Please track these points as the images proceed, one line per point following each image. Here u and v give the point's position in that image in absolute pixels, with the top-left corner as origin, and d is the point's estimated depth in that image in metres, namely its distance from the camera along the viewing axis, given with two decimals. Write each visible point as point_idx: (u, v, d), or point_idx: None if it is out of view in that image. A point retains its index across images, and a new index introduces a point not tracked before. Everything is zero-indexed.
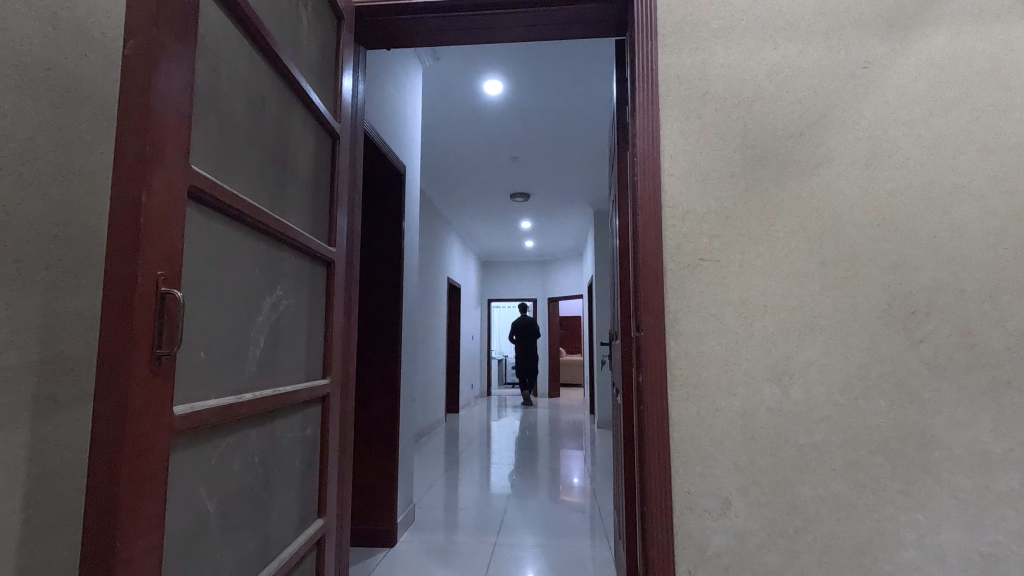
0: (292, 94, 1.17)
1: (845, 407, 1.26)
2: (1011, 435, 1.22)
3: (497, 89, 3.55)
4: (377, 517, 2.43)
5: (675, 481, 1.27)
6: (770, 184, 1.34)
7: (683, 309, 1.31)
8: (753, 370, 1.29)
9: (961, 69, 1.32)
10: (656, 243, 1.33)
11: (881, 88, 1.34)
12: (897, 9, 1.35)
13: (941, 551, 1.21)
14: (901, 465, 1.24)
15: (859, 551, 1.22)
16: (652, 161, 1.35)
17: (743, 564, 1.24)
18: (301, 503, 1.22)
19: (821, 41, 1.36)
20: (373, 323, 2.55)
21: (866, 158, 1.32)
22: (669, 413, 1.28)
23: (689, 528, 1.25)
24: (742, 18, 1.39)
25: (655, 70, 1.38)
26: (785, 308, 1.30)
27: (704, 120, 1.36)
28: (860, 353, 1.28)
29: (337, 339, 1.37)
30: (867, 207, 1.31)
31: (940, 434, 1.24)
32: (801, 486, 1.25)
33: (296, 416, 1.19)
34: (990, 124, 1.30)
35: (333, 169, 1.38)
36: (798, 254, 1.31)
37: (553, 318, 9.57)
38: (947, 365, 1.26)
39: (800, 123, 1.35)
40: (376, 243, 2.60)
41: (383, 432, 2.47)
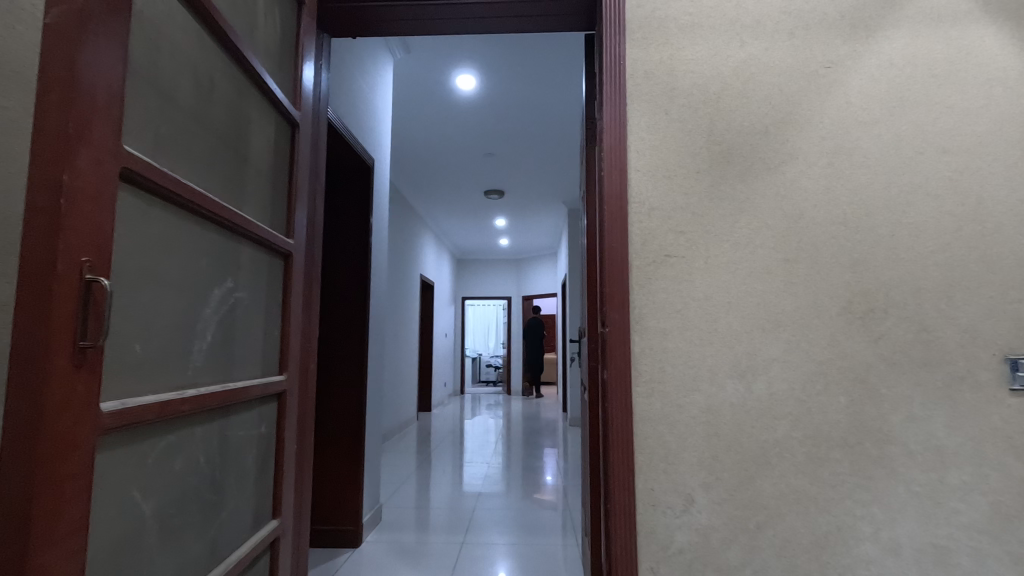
0: (247, 78, 1.12)
1: (806, 403, 1.28)
2: (963, 430, 1.25)
3: (470, 85, 3.51)
4: (342, 517, 2.38)
5: (638, 478, 1.26)
6: (735, 181, 1.34)
7: (648, 306, 1.31)
8: (717, 367, 1.29)
9: (920, 71, 1.35)
10: (622, 238, 1.32)
11: (843, 87, 1.35)
12: (860, 10, 1.37)
13: (897, 544, 1.23)
14: (859, 460, 1.25)
15: (818, 546, 1.23)
16: (619, 156, 1.34)
17: (705, 561, 1.24)
18: (254, 504, 1.17)
19: (786, 40, 1.37)
20: (339, 320, 2.49)
21: (828, 157, 1.34)
22: (633, 410, 1.28)
23: (652, 525, 1.25)
24: (709, 15, 1.39)
25: (623, 64, 1.37)
26: (749, 305, 1.30)
27: (671, 116, 1.36)
28: (821, 349, 1.29)
29: (295, 335, 1.32)
30: (829, 206, 1.32)
31: (896, 430, 1.26)
32: (762, 482, 1.26)
33: (249, 414, 1.14)
34: (946, 126, 1.33)
35: (292, 158, 1.33)
36: (762, 251, 1.32)
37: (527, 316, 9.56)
38: (904, 361, 1.28)
39: (765, 120, 1.35)
40: (342, 237, 2.54)
41: (349, 430, 2.42)
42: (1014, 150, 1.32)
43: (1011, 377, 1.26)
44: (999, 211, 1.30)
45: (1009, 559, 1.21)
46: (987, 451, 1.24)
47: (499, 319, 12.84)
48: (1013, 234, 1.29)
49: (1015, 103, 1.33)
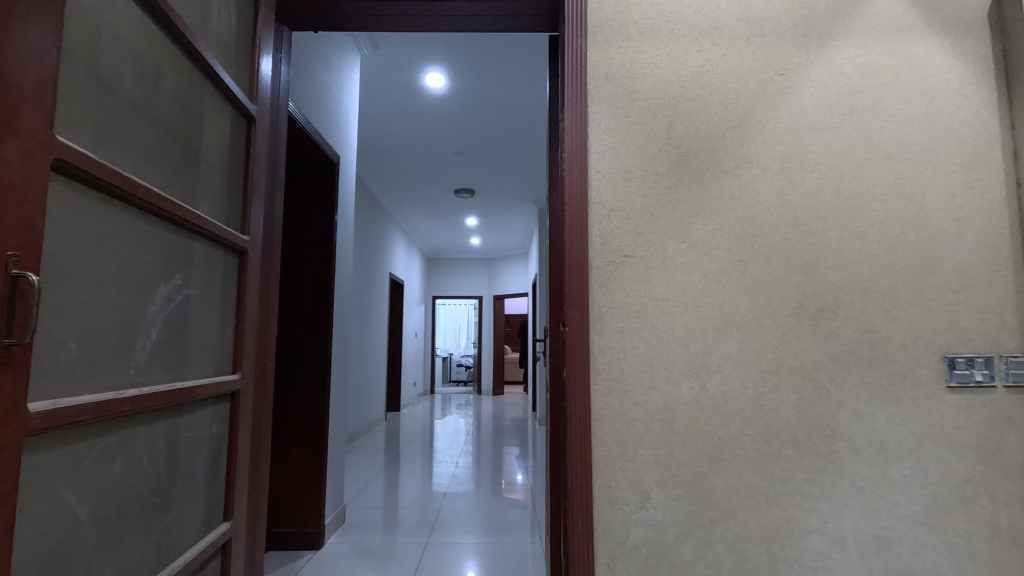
0: (198, 70, 1.09)
1: (758, 400, 1.31)
2: (905, 426, 1.31)
3: (439, 83, 3.50)
4: (304, 519, 2.34)
5: (596, 475, 1.27)
6: (692, 184, 1.37)
7: (607, 305, 1.32)
8: (673, 365, 1.31)
9: (868, 80, 1.40)
10: (582, 238, 1.33)
11: (796, 94, 1.39)
12: (813, 19, 1.42)
13: (842, 537, 1.27)
14: (807, 456, 1.30)
15: (768, 539, 1.27)
16: (580, 157, 1.35)
17: (660, 556, 1.26)
18: (204, 507, 1.14)
19: (743, 47, 1.41)
20: (301, 318, 2.44)
21: (781, 161, 1.38)
22: (592, 408, 1.29)
23: (609, 521, 1.26)
24: (668, 20, 1.41)
25: (584, 66, 1.38)
26: (704, 305, 1.33)
27: (631, 118, 1.38)
28: (773, 349, 1.33)
29: (251, 334, 1.29)
30: (781, 209, 1.36)
31: (843, 426, 1.30)
32: (715, 478, 1.28)
33: (199, 415, 1.11)
34: (892, 134, 1.38)
35: (248, 153, 1.29)
36: (717, 252, 1.35)
37: (498, 316, 9.56)
38: (850, 360, 1.33)
39: (722, 125, 1.39)
40: (306, 235, 2.50)
41: (311, 431, 2.38)
42: (953, 159, 1.38)
43: (949, 375, 1.32)
44: (939, 216, 1.36)
45: (945, 548, 1.27)
46: (926, 446, 1.30)
47: (470, 319, 12.80)
48: (952, 239, 1.36)
49: (954, 113, 1.39)
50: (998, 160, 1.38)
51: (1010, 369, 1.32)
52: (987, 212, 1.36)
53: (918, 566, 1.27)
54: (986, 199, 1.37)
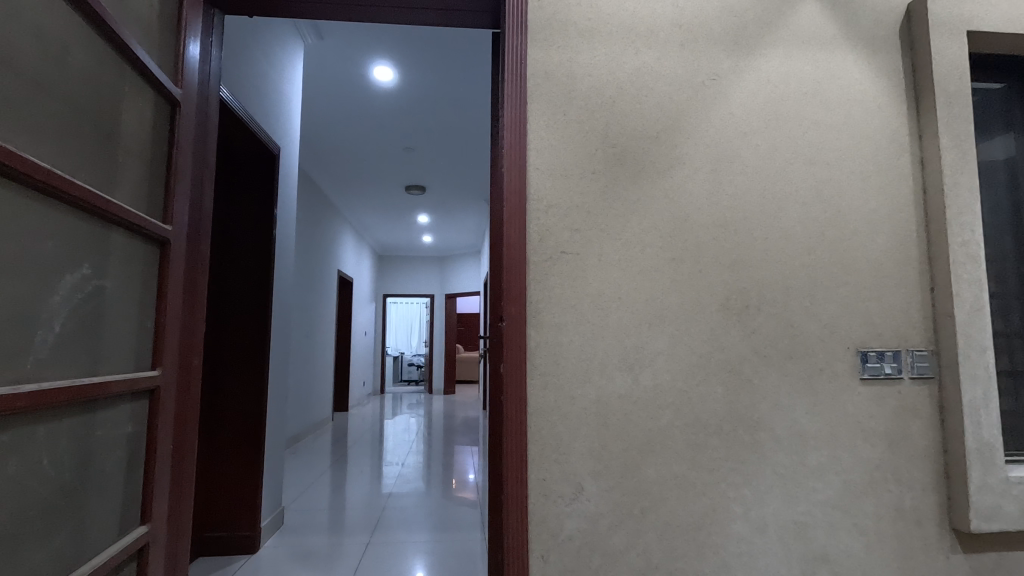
0: (112, 47, 1.03)
1: (687, 393, 1.36)
2: (821, 416, 1.38)
3: (387, 76, 3.44)
4: (238, 522, 2.27)
5: (530, 469, 1.29)
6: (628, 183, 1.40)
7: (544, 301, 1.34)
8: (607, 360, 1.34)
9: (792, 88, 1.47)
10: (520, 233, 1.34)
11: (726, 99, 1.45)
12: (742, 28, 1.48)
13: (763, 523, 1.33)
14: (733, 446, 1.35)
15: (695, 527, 1.32)
16: (518, 153, 1.36)
17: (593, 546, 1.29)
18: (116, 509, 1.08)
19: (677, 51, 1.45)
20: (237, 314, 2.36)
21: (712, 163, 1.43)
22: (528, 402, 1.30)
23: (543, 514, 1.28)
24: (607, 21, 1.44)
25: (524, 64, 1.39)
26: (637, 301, 1.37)
27: (569, 117, 1.40)
28: (701, 343, 1.38)
29: (174, 328, 1.22)
30: (710, 208, 1.41)
31: (766, 417, 1.37)
32: (647, 468, 1.32)
33: (111, 412, 1.05)
34: (813, 140, 1.46)
35: (171, 138, 1.23)
36: (651, 250, 1.39)
37: (450, 315, 9.51)
38: (773, 354, 1.39)
39: (656, 126, 1.43)
40: (243, 228, 2.41)
41: (247, 430, 2.30)
42: (868, 165, 1.47)
43: (862, 368, 1.41)
44: (855, 219, 1.45)
45: (856, 530, 1.36)
46: (840, 434, 1.38)
47: (422, 318, 12.66)
48: (866, 240, 1.45)
49: (869, 122, 1.48)
50: (907, 167, 1.48)
51: (916, 362, 1.42)
52: (897, 215, 1.46)
53: (832, 548, 1.34)
54: (896, 203, 1.47)
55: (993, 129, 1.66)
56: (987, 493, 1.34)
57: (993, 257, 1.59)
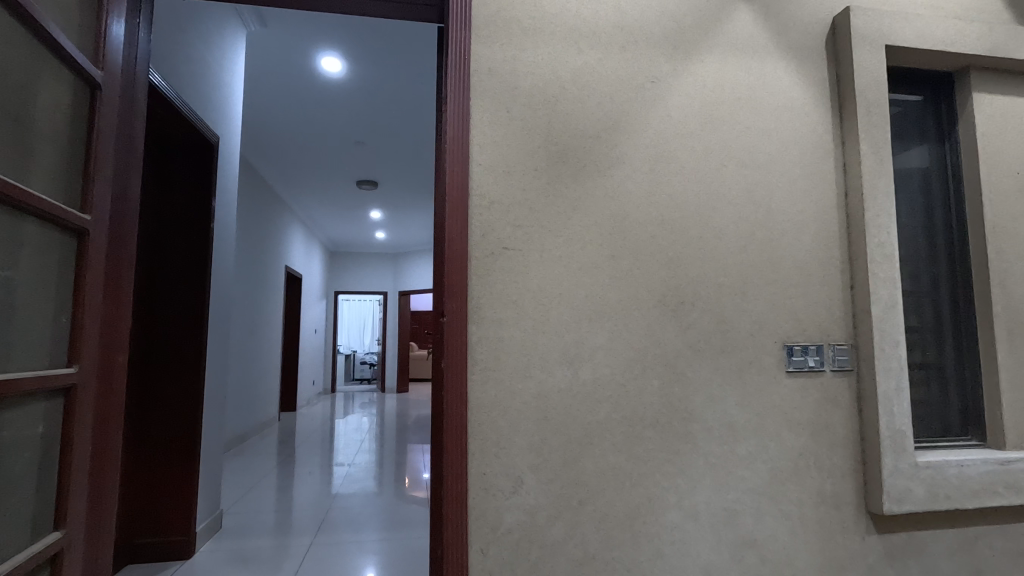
0: (21, 24, 0.97)
1: (624, 386, 1.39)
2: (751, 408, 1.45)
3: (336, 68, 3.37)
4: (171, 527, 2.18)
5: (470, 463, 1.29)
6: (569, 181, 1.42)
7: (485, 296, 1.35)
8: (548, 355, 1.36)
9: (727, 93, 1.53)
10: (462, 228, 1.34)
11: (665, 101, 1.49)
12: (681, 33, 1.52)
13: (695, 510, 1.39)
14: (667, 438, 1.40)
15: (631, 517, 1.35)
16: (461, 148, 1.36)
17: (532, 539, 1.30)
18: (22, 515, 1.01)
19: (618, 53, 1.48)
20: (172, 311, 2.26)
21: (650, 164, 1.47)
22: (469, 398, 1.31)
23: (483, 508, 1.29)
24: (550, 20, 1.46)
25: (467, 60, 1.39)
26: (578, 296, 1.39)
27: (512, 114, 1.41)
28: (639, 338, 1.42)
29: (93, 322, 1.15)
30: (648, 207, 1.45)
31: (698, 409, 1.42)
32: (585, 461, 1.35)
33: (16, 411, 0.99)
34: (745, 143, 1.53)
35: (91, 121, 1.16)
36: (591, 246, 1.41)
37: (404, 312, 9.40)
38: (706, 348, 1.45)
39: (597, 126, 1.45)
40: (179, 220, 2.31)
41: (181, 430, 2.21)
42: (796, 169, 1.55)
43: (788, 361, 1.48)
44: (783, 219, 1.52)
45: (781, 515, 1.43)
46: (768, 424, 1.45)
47: (375, 316, 12.44)
48: (793, 240, 1.52)
49: (797, 128, 1.56)
50: (831, 171, 1.57)
51: (836, 356, 1.51)
52: (821, 217, 1.55)
53: (758, 533, 1.41)
54: (820, 206, 1.55)
55: (909, 139, 1.77)
56: (898, 477, 1.43)
57: (907, 258, 1.70)
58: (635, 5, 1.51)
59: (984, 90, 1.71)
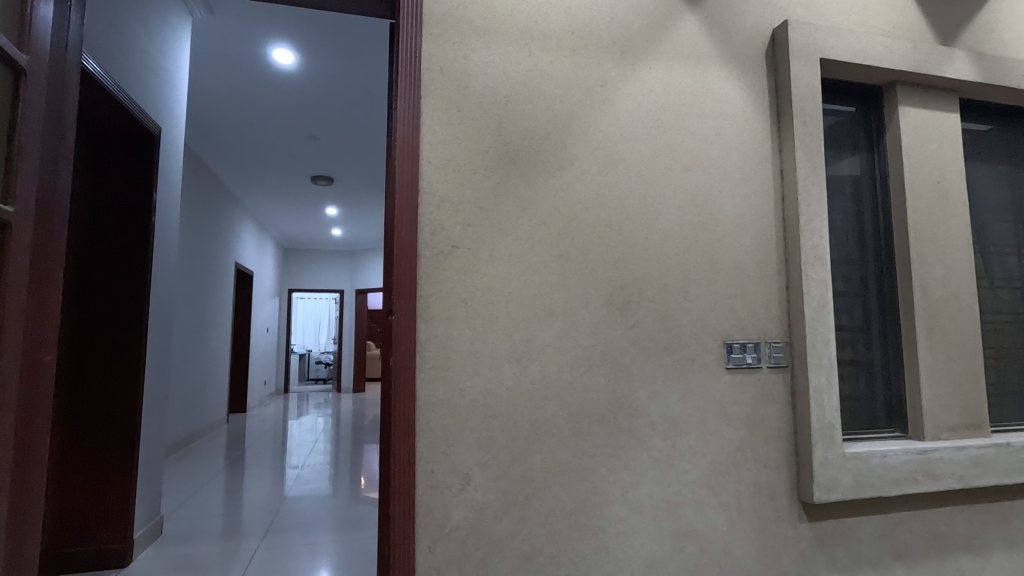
0: None
1: (572, 383, 1.42)
2: (692, 403, 1.50)
3: (288, 60, 3.29)
4: (106, 534, 2.09)
5: (419, 461, 1.29)
6: (519, 181, 1.44)
7: (434, 294, 1.35)
8: (496, 353, 1.38)
9: (673, 99, 1.58)
10: (411, 226, 1.34)
11: (613, 105, 1.53)
12: (629, 39, 1.56)
13: (639, 504, 1.43)
14: (612, 432, 1.44)
15: (577, 511, 1.39)
16: (411, 146, 1.36)
17: (479, 535, 1.32)
18: None
19: (569, 56, 1.51)
20: (109, 308, 2.17)
21: (599, 166, 1.50)
22: (417, 396, 1.31)
23: (430, 505, 1.29)
24: (501, 21, 1.47)
25: (418, 58, 1.39)
26: (527, 295, 1.41)
27: (463, 113, 1.42)
28: (586, 336, 1.45)
29: (15, 319, 1.09)
30: (597, 208, 1.49)
31: (643, 405, 1.46)
32: (532, 457, 1.37)
33: None
34: (690, 148, 1.58)
35: (14, 109, 1.10)
36: (540, 246, 1.44)
37: (361, 311, 9.25)
38: (650, 346, 1.49)
39: (547, 127, 1.48)
40: (117, 214, 2.21)
41: (119, 432, 2.13)
42: (736, 173, 1.61)
43: (727, 358, 1.54)
44: (724, 222, 1.59)
45: (720, 506, 1.49)
46: (708, 419, 1.51)
47: (331, 314, 12.18)
48: (733, 242, 1.59)
49: (738, 135, 1.63)
50: (769, 177, 1.64)
51: (773, 353, 1.58)
52: (759, 220, 1.62)
53: (698, 524, 1.47)
54: (758, 210, 1.62)
55: (842, 148, 1.87)
56: (827, 467, 1.51)
57: (838, 261, 1.80)
58: (585, 10, 1.54)
59: (909, 103, 1.82)
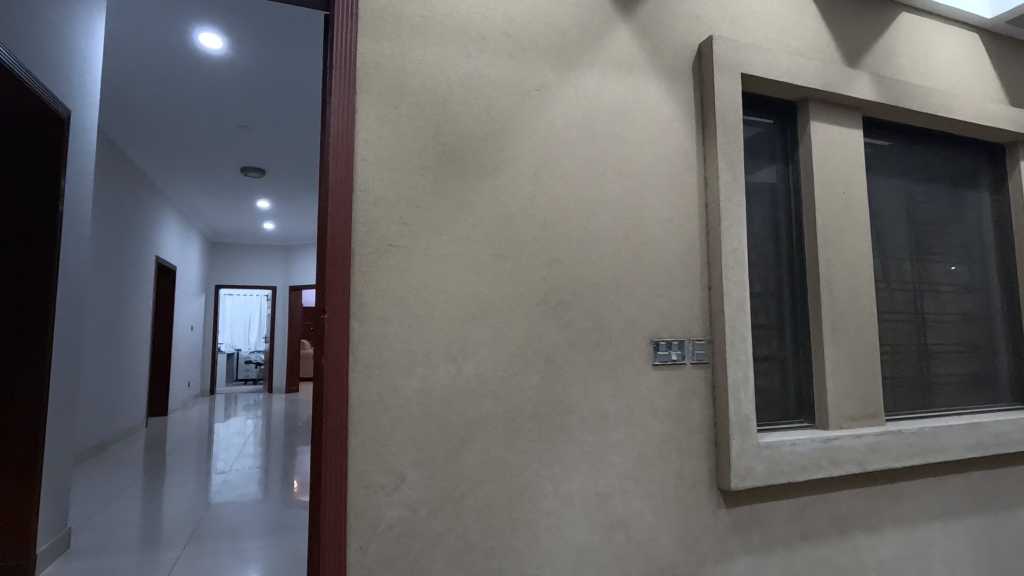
0: None
1: (506, 381, 1.45)
2: (621, 399, 1.57)
3: (216, 45, 3.14)
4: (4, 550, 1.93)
5: (351, 461, 1.28)
6: (456, 180, 1.45)
7: (369, 293, 1.34)
8: (432, 351, 1.38)
9: (606, 106, 1.64)
10: (345, 224, 1.32)
11: (549, 109, 1.57)
12: (566, 45, 1.61)
13: (571, 497, 1.48)
14: (545, 429, 1.47)
15: (511, 505, 1.42)
16: (346, 142, 1.34)
17: (413, 533, 1.32)
18: None
19: (507, 59, 1.54)
20: (9, 305, 2.00)
21: (534, 169, 1.54)
22: (350, 396, 1.29)
23: (362, 505, 1.28)
24: (439, 20, 1.47)
25: (354, 53, 1.37)
26: (463, 294, 1.43)
27: (400, 111, 1.41)
28: (521, 334, 1.48)
29: None
30: (532, 209, 1.52)
31: (575, 401, 1.51)
32: (467, 454, 1.39)
33: None
34: (622, 153, 1.65)
35: None
36: (476, 245, 1.45)
37: (295, 309, 8.93)
38: (583, 344, 1.54)
39: (485, 128, 1.50)
40: (17, 203, 2.05)
41: (20, 439, 1.97)
42: (665, 179, 1.69)
43: (654, 355, 1.62)
44: (653, 225, 1.66)
45: (647, 496, 1.56)
46: (636, 413, 1.58)
47: (263, 311, 11.68)
48: (661, 245, 1.67)
49: (667, 142, 1.71)
50: (694, 184, 1.74)
51: (696, 349, 1.67)
52: (685, 224, 1.71)
53: (626, 514, 1.53)
54: (685, 214, 1.71)
55: (761, 158, 2.00)
56: (744, 456, 1.62)
57: (757, 263, 1.92)
58: (522, 14, 1.57)
59: (819, 119, 1.97)
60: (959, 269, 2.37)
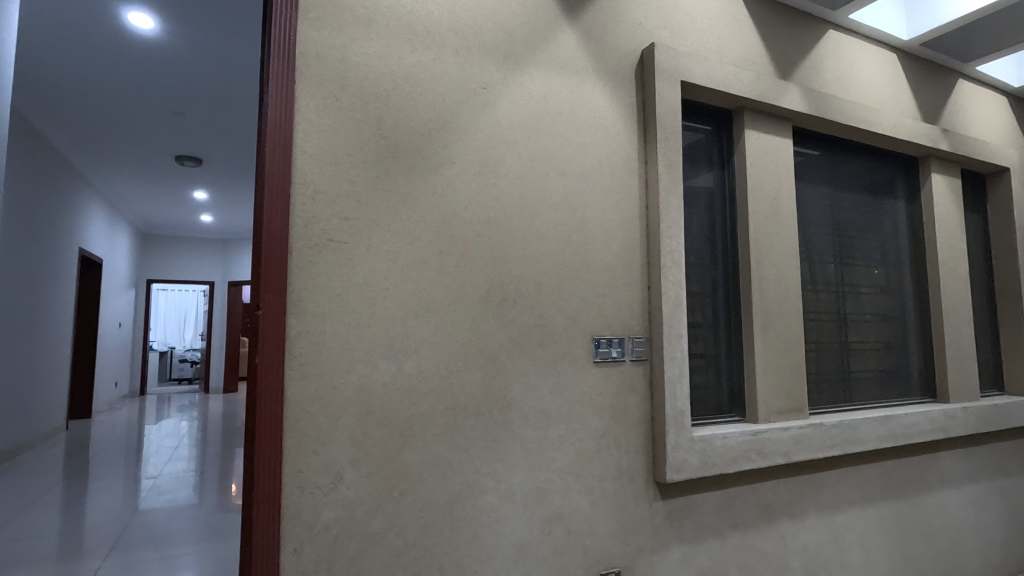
0: None
1: (448, 378, 1.45)
2: (562, 395, 1.60)
3: (146, 25, 2.97)
4: None
5: (286, 462, 1.25)
6: (399, 176, 1.43)
7: (307, 289, 1.30)
8: (372, 348, 1.36)
9: (551, 106, 1.66)
10: (282, 217, 1.28)
11: (494, 108, 1.58)
12: (512, 45, 1.62)
13: (511, 492, 1.49)
14: (487, 425, 1.48)
15: (451, 503, 1.42)
16: (283, 133, 1.30)
17: (350, 534, 1.30)
18: None
19: (452, 56, 1.53)
20: None
21: (479, 166, 1.54)
22: (285, 394, 1.26)
23: (297, 506, 1.25)
24: (383, 13, 1.45)
25: (294, 42, 1.33)
26: (404, 291, 1.41)
27: (341, 103, 1.38)
28: (463, 331, 1.48)
29: None
30: (476, 207, 1.52)
31: (517, 398, 1.53)
32: (407, 452, 1.38)
33: None
34: (566, 154, 1.67)
35: None
36: (419, 242, 1.44)
37: (234, 305, 8.58)
38: (525, 341, 1.56)
39: (429, 124, 1.49)
40: None
41: None
42: (607, 180, 1.74)
43: (595, 352, 1.66)
44: (595, 225, 1.70)
45: (586, 489, 1.60)
46: (576, 409, 1.61)
47: (200, 308, 11.15)
48: (602, 245, 1.71)
49: (610, 144, 1.75)
50: (635, 186, 1.79)
51: (635, 347, 1.72)
52: (626, 225, 1.75)
53: (565, 508, 1.56)
54: (625, 215, 1.76)
55: (700, 163, 2.08)
56: (679, 449, 1.68)
57: (693, 264, 2.00)
58: (469, 11, 1.57)
59: (753, 128, 2.07)
60: (877, 271, 2.55)
